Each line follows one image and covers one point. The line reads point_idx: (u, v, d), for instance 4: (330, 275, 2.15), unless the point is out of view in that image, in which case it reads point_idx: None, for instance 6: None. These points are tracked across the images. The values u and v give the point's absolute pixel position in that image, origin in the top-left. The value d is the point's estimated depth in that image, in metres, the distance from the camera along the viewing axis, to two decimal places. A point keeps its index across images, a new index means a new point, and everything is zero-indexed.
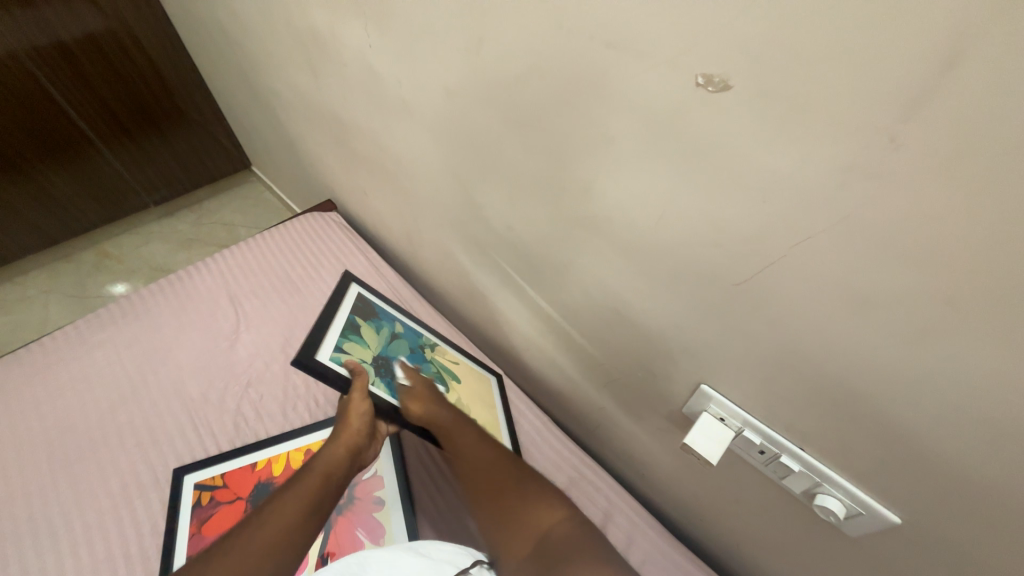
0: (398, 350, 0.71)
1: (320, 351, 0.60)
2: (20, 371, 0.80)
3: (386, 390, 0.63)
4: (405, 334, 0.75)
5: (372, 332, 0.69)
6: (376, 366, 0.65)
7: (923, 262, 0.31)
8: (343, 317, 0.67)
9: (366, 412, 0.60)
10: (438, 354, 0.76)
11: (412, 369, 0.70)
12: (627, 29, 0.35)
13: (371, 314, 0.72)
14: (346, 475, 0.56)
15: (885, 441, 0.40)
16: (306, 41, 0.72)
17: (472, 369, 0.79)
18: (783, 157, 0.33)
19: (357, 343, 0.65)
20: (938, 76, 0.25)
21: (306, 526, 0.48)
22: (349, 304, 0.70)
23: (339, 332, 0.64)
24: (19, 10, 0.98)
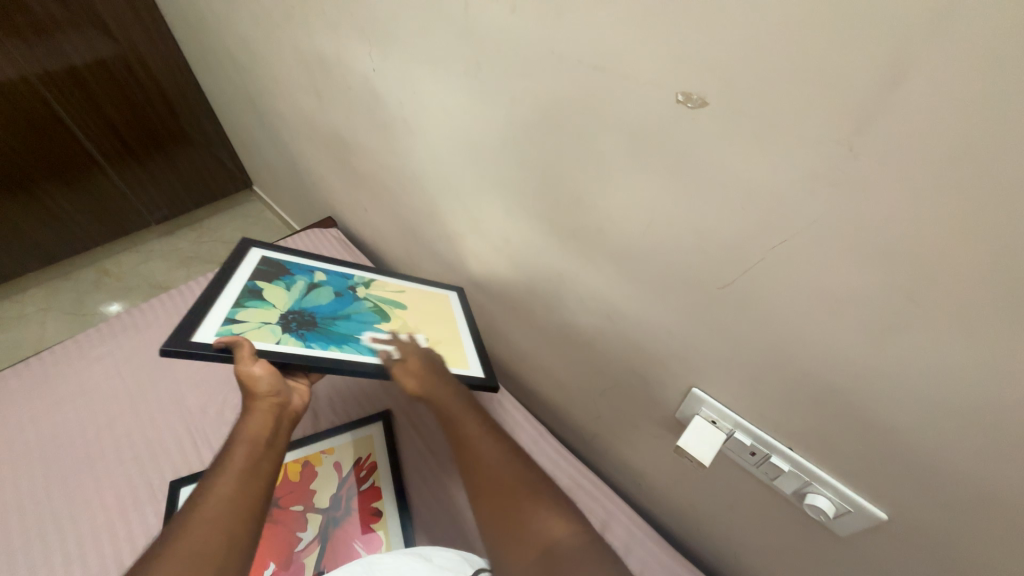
0: (321, 297, 0.64)
1: (198, 333, 0.49)
2: (19, 387, 0.81)
3: (298, 341, 0.54)
4: (329, 281, 0.68)
5: (280, 292, 0.60)
6: (285, 323, 0.56)
7: (889, 259, 0.33)
8: (236, 286, 0.57)
9: (271, 370, 0.51)
10: (375, 289, 0.70)
11: (339, 310, 0.63)
12: (611, 54, 0.39)
13: (278, 274, 0.63)
14: (276, 436, 0.52)
15: (867, 436, 0.42)
16: (312, 65, 0.76)
17: (420, 295, 0.74)
18: (757, 169, 0.36)
19: (258, 307, 0.56)
20: (887, 92, 0.28)
21: (247, 493, 0.46)
22: (249, 267, 0.61)
23: (232, 302, 0.55)
24: (32, 36, 1.02)
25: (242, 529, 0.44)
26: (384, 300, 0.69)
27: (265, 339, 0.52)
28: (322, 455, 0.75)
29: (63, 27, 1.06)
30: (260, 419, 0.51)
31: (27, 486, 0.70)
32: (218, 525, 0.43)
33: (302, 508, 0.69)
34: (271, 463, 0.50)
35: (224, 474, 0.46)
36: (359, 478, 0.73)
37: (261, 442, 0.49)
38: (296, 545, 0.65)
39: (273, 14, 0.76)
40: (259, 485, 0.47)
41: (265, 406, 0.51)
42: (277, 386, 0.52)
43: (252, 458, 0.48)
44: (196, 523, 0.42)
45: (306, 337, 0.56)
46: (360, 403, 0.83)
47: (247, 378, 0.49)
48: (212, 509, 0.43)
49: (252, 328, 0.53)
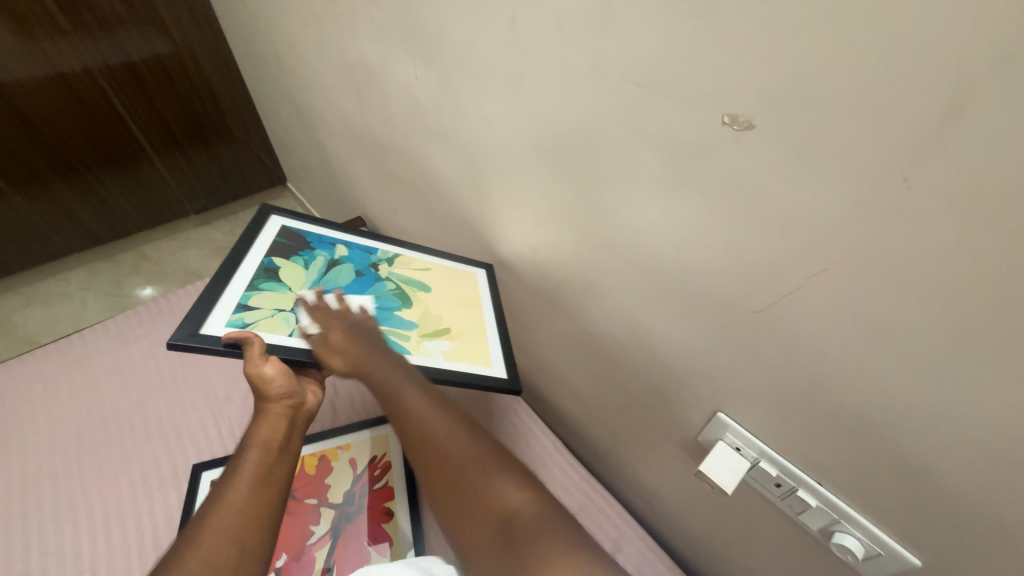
0: (340, 276, 0.63)
1: (208, 323, 0.50)
2: (62, 362, 0.87)
3: (310, 332, 0.54)
4: (351, 257, 0.67)
5: (297, 271, 0.60)
6: (299, 310, 0.56)
7: (938, 293, 0.32)
8: (251, 268, 0.57)
9: (283, 371, 0.51)
10: (398, 268, 0.69)
11: (357, 294, 0.62)
12: (655, 73, 0.39)
13: (298, 249, 0.63)
14: (290, 440, 0.52)
15: (901, 475, 0.40)
16: (355, 70, 0.79)
17: (447, 275, 0.72)
18: (798, 193, 0.35)
19: (272, 291, 0.56)
20: (945, 124, 0.27)
21: (263, 498, 0.45)
22: (269, 243, 0.61)
23: (246, 285, 0.55)
24: (98, 31, 1.09)
25: (255, 537, 0.43)
26: (407, 280, 0.68)
27: (277, 331, 0.52)
28: (338, 450, 0.76)
29: (126, 24, 1.12)
30: (273, 421, 0.51)
31: (62, 457, 0.75)
32: (230, 533, 0.42)
33: (315, 501, 0.70)
34: (287, 470, 0.49)
35: (235, 483, 0.45)
36: (374, 476, 0.74)
37: (274, 447, 0.49)
38: (309, 538, 0.67)
39: (323, 20, 0.79)
40: (274, 491, 0.47)
41: (278, 409, 0.52)
42: (289, 388, 0.53)
43: (266, 462, 0.48)
44: (208, 533, 0.41)
45: (319, 327, 0.55)
46: (379, 402, 0.84)
47: (259, 379, 0.50)
48: (225, 518, 0.42)
49: (263, 318, 0.53)
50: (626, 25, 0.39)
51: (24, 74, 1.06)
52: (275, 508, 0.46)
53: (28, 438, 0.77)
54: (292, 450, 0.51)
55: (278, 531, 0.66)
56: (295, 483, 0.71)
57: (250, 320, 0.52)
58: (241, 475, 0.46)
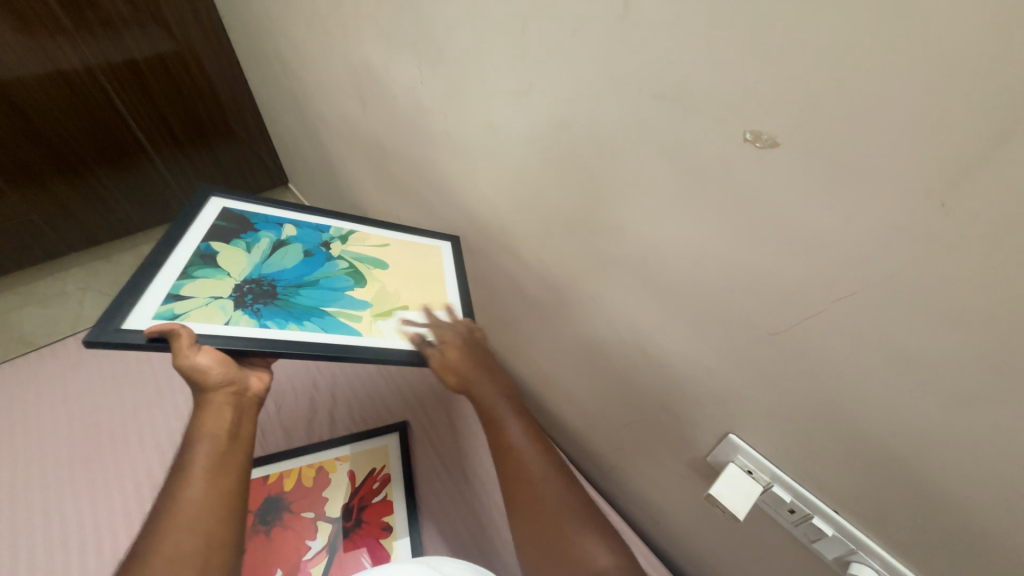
0: (286, 259, 0.59)
1: (130, 318, 0.46)
2: (57, 367, 0.86)
3: (250, 320, 0.50)
4: (299, 236, 0.63)
5: (238, 256, 0.57)
6: (237, 297, 0.52)
7: (972, 323, 0.30)
8: (185, 254, 0.54)
9: (219, 358, 0.50)
10: (351, 245, 0.64)
11: (305, 276, 0.58)
12: (673, 85, 0.38)
13: (240, 232, 0.59)
14: (238, 425, 0.51)
15: (925, 507, 0.39)
16: (360, 73, 0.77)
17: (407, 250, 0.67)
18: (825, 214, 0.34)
19: (208, 278, 0.53)
20: (985, 147, 0.26)
21: (221, 495, 0.46)
22: (204, 227, 0.58)
23: (178, 273, 0.52)
24: (100, 30, 1.08)
25: (217, 531, 0.44)
26: (359, 257, 0.63)
27: (211, 319, 0.49)
28: (336, 462, 0.75)
29: (128, 22, 1.10)
30: (218, 411, 0.50)
31: (55, 465, 0.74)
32: (190, 534, 0.43)
33: (313, 515, 0.69)
34: (242, 454, 0.50)
35: (189, 479, 0.46)
36: (372, 489, 0.72)
37: (224, 437, 0.49)
38: (305, 554, 0.65)
39: (327, 21, 0.77)
40: (229, 483, 0.47)
41: (221, 398, 0.50)
42: (228, 373, 0.51)
43: (217, 454, 0.48)
44: (168, 535, 0.42)
45: (259, 313, 0.51)
46: (379, 411, 0.82)
47: (194, 369, 0.47)
48: (187, 517, 0.43)
49: (197, 307, 0.49)
50: (645, 33, 0.38)
51: (24, 73, 1.04)
52: (235, 504, 0.47)
53: (20, 446, 0.76)
54: (243, 437, 0.51)
55: (274, 546, 0.65)
56: (292, 496, 0.70)
57: (180, 309, 0.48)
58: (193, 471, 0.46)
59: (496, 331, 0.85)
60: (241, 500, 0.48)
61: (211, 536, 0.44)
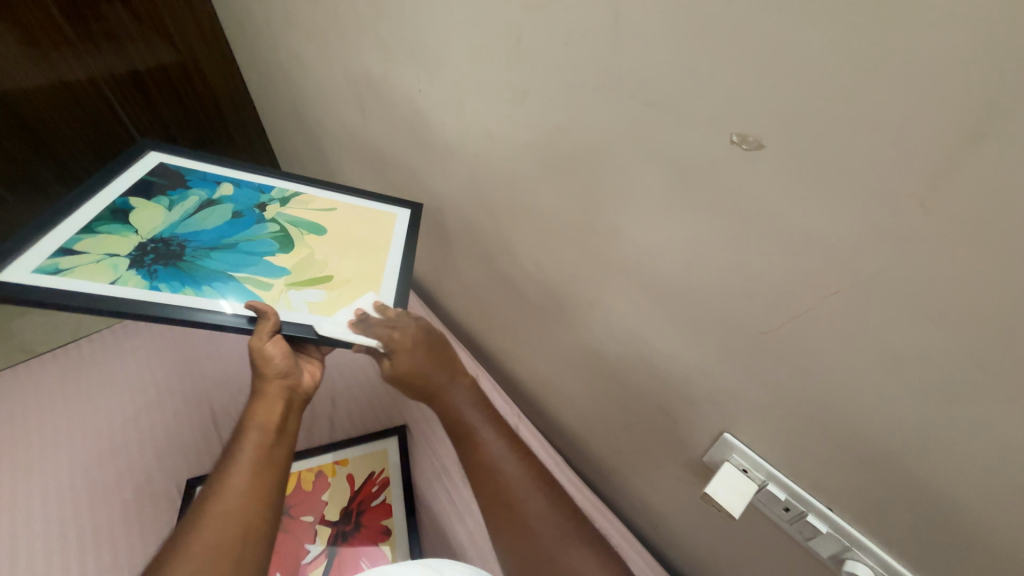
0: (208, 219, 0.62)
1: (12, 271, 0.49)
2: (57, 373, 0.86)
3: (139, 280, 0.52)
4: (235, 196, 0.66)
5: (156, 213, 0.61)
6: (136, 258, 0.55)
7: (954, 318, 0.31)
8: (97, 209, 0.59)
9: (283, 351, 0.56)
10: (288, 208, 0.66)
11: (224, 238, 0.61)
12: (664, 91, 0.39)
13: (169, 188, 0.64)
14: (286, 419, 0.55)
15: (915, 501, 0.39)
16: (359, 82, 0.78)
17: (353, 215, 0.68)
18: (811, 214, 0.35)
19: (111, 234, 0.57)
20: (959, 148, 0.27)
21: (263, 489, 0.49)
22: (134, 180, 0.63)
23: (82, 228, 0.56)
24: (104, 42, 1.06)
25: (255, 521, 0.47)
26: (294, 221, 0.65)
27: (99, 275, 0.51)
28: (335, 465, 0.75)
29: (132, 35, 1.09)
30: (269, 401, 0.54)
31: (55, 472, 0.75)
32: (229, 520, 0.46)
33: (312, 519, 0.69)
34: (282, 452, 0.53)
35: (235, 467, 0.49)
36: (371, 493, 0.72)
37: (272, 428, 0.53)
38: (304, 558, 0.65)
39: (327, 32, 0.79)
40: (273, 475, 0.51)
41: (274, 389, 0.55)
42: (286, 366, 0.56)
43: (264, 444, 0.52)
44: (210, 520, 0.45)
45: (154, 274, 0.53)
46: (378, 415, 0.83)
47: (260, 356, 0.53)
48: (228, 504, 0.47)
49: (87, 263, 0.52)
50: (636, 41, 0.39)
51: (25, 82, 1.03)
52: (274, 497, 0.50)
53: (20, 452, 0.76)
54: (289, 431, 0.55)
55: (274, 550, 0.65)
56: (291, 501, 0.71)
57: (65, 266, 0.51)
58: (242, 458, 0.50)
59: (494, 335, 0.86)
60: (280, 493, 0.51)
61: (246, 529, 0.46)
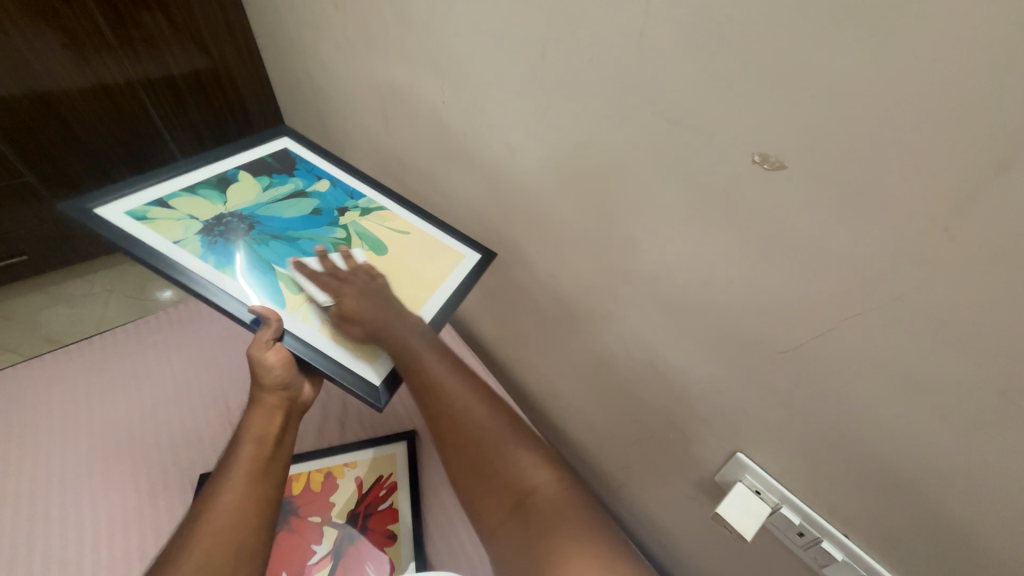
0: (288, 210, 0.65)
1: (111, 206, 0.55)
2: (82, 363, 0.89)
3: (197, 248, 0.56)
4: (324, 195, 0.69)
5: (251, 190, 0.65)
6: (208, 226, 0.58)
7: (977, 346, 0.31)
8: (211, 172, 0.65)
9: (283, 359, 0.55)
10: (364, 220, 0.67)
11: (289, 230, 0.62)
12: (686, 110, 0.39)
13: (274, 172, 0.69)
14: (283, 430, 0.56)
15: (934, 531, 0.39)
16: (384, 91, 0.81)
17: (424, 242, 0.67)
18: (834, 237, 0.35)
19: (204, 198, 0.61)
20: (984, 175, 0.27)
21: (258, 501, 0.50)
22: (252, 158, 0.69)
23: (185, 186, 0.62)
24: (142, 47, 1.11)
25: (250, 533, 0.47)
26: (362, 233, 0.65)
27: (170, 234, 0.56)
28: (345, 468, 0.76)
29: (169, 41, 1.14)
30: (267, 411, 0.55)
31: (75, 459, 0.77)
32: (224, 533, 0.46)
33: (319, 519, 0.70)
34: (278, 465, 0.53)
35: (232, 478, 0.50)
36: (378, 497, 0.72)
37: (269, 440, 0.54)
38: (310, 558, 0.66)
39: (355, 42, 0.81)
40: (268, 487, 0.51)
41: (273, 399, 0.56)
42: (284, 377, 0.56)
43: (261, 456, 0.52)
44: (205, 532, 0.46)
45: (212, 246, 0.56)
46: (388, 419, 0.83)
47: (261, 364, 0.53)
48: (225, 516, 0.47)
49: (169, 220, 0.57)
50: (660, 60, 0.40)
51: (69, 85, 1.07)
52: (268, 509, 0.50)
53: (44, 439, 0.79)
54: (285, 445, 0.55)
55: (281, 549, 0.66)
56: (299, 500, 0.71)
57: (153, 216, 0.57)
58: (237, 471, 0.51)
59: (506, 344, 0.86)
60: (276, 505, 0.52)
61: (241, 543, 0.47)
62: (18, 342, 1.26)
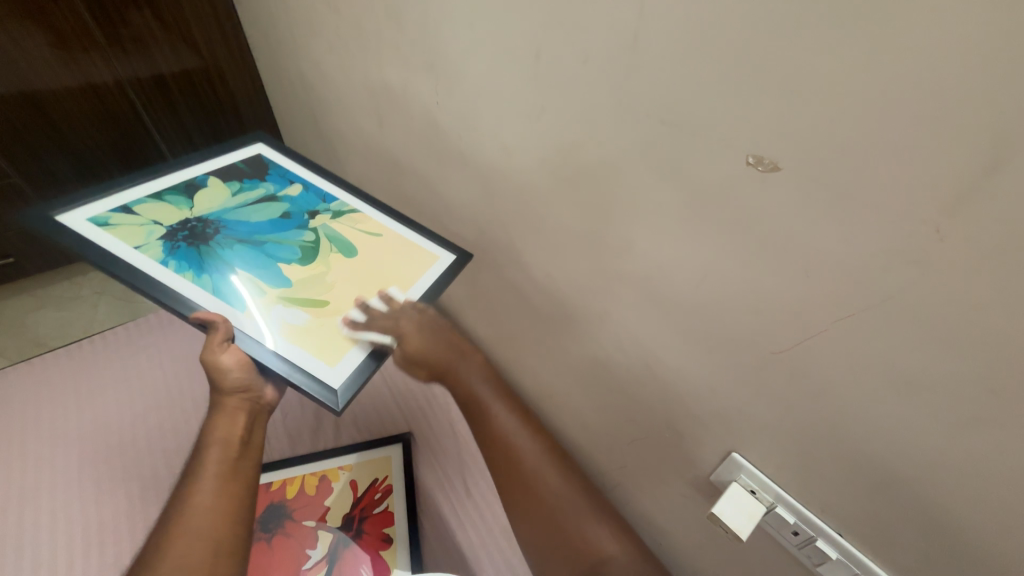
0: (256, 214, 0.64)
1: (73, 212, 0.55)
2: (70, 367, 0.88)
3: (158, 253, 0.55)
4: (295, 198, 0.68)
5: (219, 195, 0.64)
6: (172, 231, 0.58)
7: (970, 345, 0.31)
8: (181, 177, 0.64)
9: (241, 363, 0.52)
10: (335, 223, 0.66)
11: (255, 235, 0.62)
12: (681, 111, 0.39)
13: (245, 177, 0.68)
14: (248, 432, 0.54)
15: (927, 528, 0.39)
16: (378, 92, 0.80)
17: (396, 244, 0.65)
18: (827, 237, 0.35)
19: (172, 204, 0.61)
20: (976, 175, 0.27)
21: (234, 507, 0.50)
22: (226, 163, 0.69)
23: (153, 192, 0.62)
24: (131, 46, 1.10)
25: (225, 538, 0.48)
26: (331, 236, 0.64)
27: (131, 239, 0.56)
28: (339, 471, 0.75)
29: (158, 40, 1.12)
30: (230, 415, 0.53)
31: (63, 465, 0.75)
32: (196, 542, 0.47)
33: (313, 524, 0.69)
34: (248, 466, 0.53)
35: (200, 485, 0.49)
36: (374, 500, 0.72)
37: (234, 443, 0.52)
38: (305, 563, 0.65)
39: (349, 42, 0.81)
40: (239, 492, 0.51)
41: (234, 402, 0.53)
42: (243, 380, 0.53)
43: (227, 461, 0.51)
44: (177, 542, 0.46)
45: (173, 251, 0.56)
46: (383, 421, 0.82)
47: (215, 368, 0.51)
48: (195, 526, 0.47)
49: (131, 225, 0.57)
50: (654, 62, 0.40)
51: (56, 85, 1.05)
52: (243, 512, 0.50)
53: (30, 445, 0.77)
54: (254, 445, 0.54)
55: (275, 554, 0.66)
56: (294, 504, 0.71)
57: (115, 221, 0.57)
58: (205, 478, 0.50)
59: (502, 345, 0.86)
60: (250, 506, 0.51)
61: (217, 549, 0.47)
62: (5, 346, 1.24)
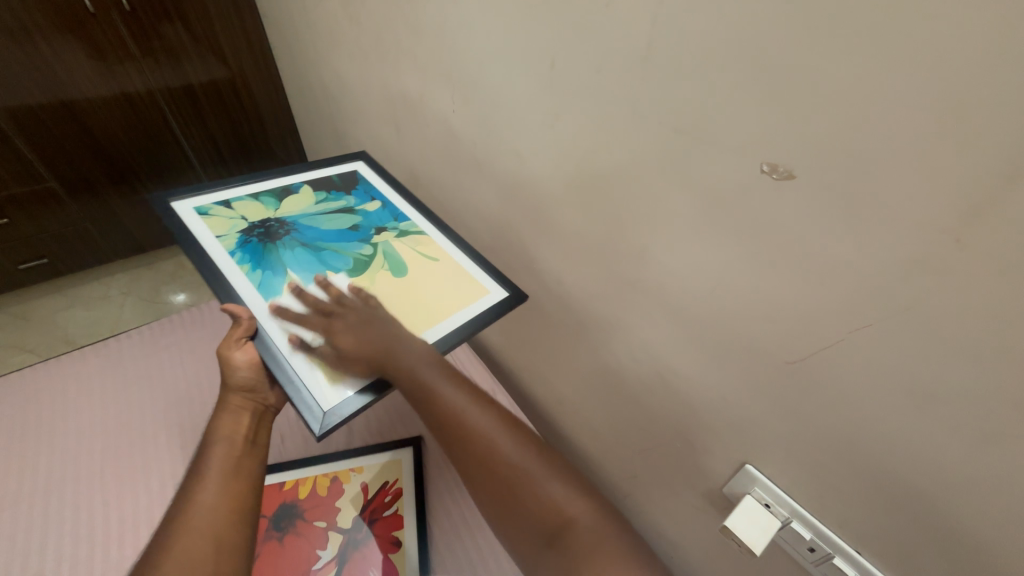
0: (328, 223, 0.67)
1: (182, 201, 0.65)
2: (98, 364, 0.91)
3: (232, 243, 0.60)
4: (370, 214, 0.71)
5: (304, 202, 0.70)
6: (252, 226, 0.64)
7: (994, 359, 0.30)
8: (282, 182, 0.73)
9: (253, 362, 0.55)
10: (396, 242, 0.67)
11: (317, 241, 0.64)
12: (693, 119, 0.40)
13: (333, 189, 0.74)
14: (252, 430, 0.56)
15: (951, 549, 0.37)
16: (397, 101, 0.82)
17: (455, 269, 0.65)
18: (845, 247, 0.34)
19: (262, 205, 0.68)
20: (996, 184, 0.27)
21: (242, 499, 0.50)
22: (323, 176, 0.76)
23: (251, 193, 0.70)
24: (163, 57, 1.15)
25: (229, 530, 0.47)
26: (389, 253, 0.65)
27: (217, 228, 0.62)
28: (351, 472, 0.76)
29: (189, 51, 1.17)
30: (235, 413, 0.55)
31: (86, 459, 0.78)
32: (201, 534, 0.46)
33: (324, 525, 0.70)
34: (252, 460, 0.53)
35: (206, 480, 0.50)
36: (384, 503, 0.72)
37: (239, 440, 0.54)
38: (315, 563, 0.66)
39: (369, 53, 0.83)
40: (244, 487, 0.51)
41: (238, 400, 0.56)
42: (251, 379, 0.56)
43: (231, 456, 0.52)
44: (181, 535, 0.45)
45: (242, 244, 0.61)
46: (394, 424, 0.83)
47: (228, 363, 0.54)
48: (200, 518, 0.47)
49: (223, 217, 0.64)
50: (667, 71, 0.40)
51: (92, 94, 1.11)
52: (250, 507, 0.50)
53: (58, 438, 0.80)
54: (260, 442, 0.55)
55: (286, 553, 0.66)
56: (306, 504, 0.72)
57: (214, 211, 0.65)
58: (210, 472, 0.50)
59: (514, 351, 0.86)
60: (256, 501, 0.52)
61: (218, 536, 0.47)
62: (36, 343, 1.29)
